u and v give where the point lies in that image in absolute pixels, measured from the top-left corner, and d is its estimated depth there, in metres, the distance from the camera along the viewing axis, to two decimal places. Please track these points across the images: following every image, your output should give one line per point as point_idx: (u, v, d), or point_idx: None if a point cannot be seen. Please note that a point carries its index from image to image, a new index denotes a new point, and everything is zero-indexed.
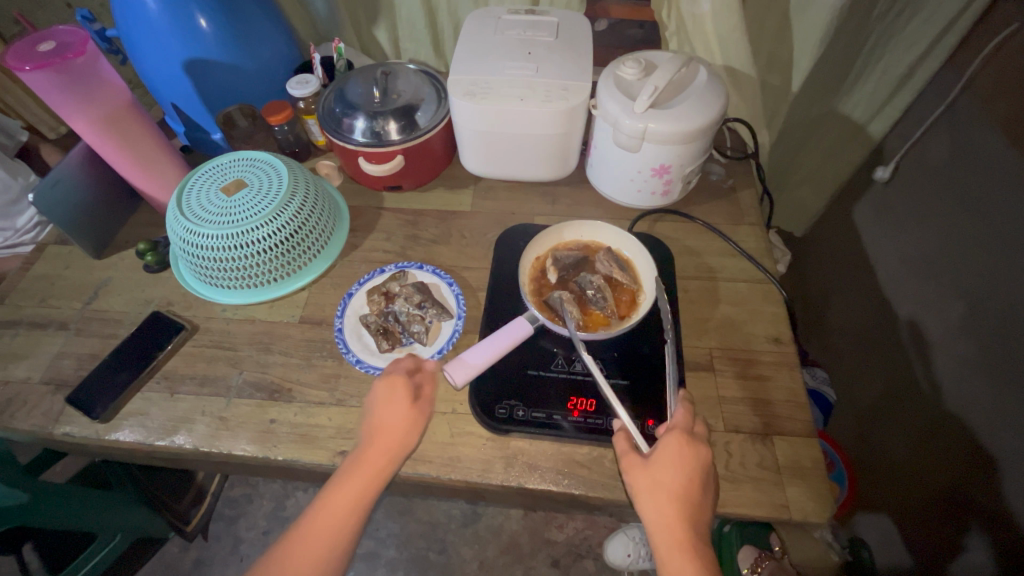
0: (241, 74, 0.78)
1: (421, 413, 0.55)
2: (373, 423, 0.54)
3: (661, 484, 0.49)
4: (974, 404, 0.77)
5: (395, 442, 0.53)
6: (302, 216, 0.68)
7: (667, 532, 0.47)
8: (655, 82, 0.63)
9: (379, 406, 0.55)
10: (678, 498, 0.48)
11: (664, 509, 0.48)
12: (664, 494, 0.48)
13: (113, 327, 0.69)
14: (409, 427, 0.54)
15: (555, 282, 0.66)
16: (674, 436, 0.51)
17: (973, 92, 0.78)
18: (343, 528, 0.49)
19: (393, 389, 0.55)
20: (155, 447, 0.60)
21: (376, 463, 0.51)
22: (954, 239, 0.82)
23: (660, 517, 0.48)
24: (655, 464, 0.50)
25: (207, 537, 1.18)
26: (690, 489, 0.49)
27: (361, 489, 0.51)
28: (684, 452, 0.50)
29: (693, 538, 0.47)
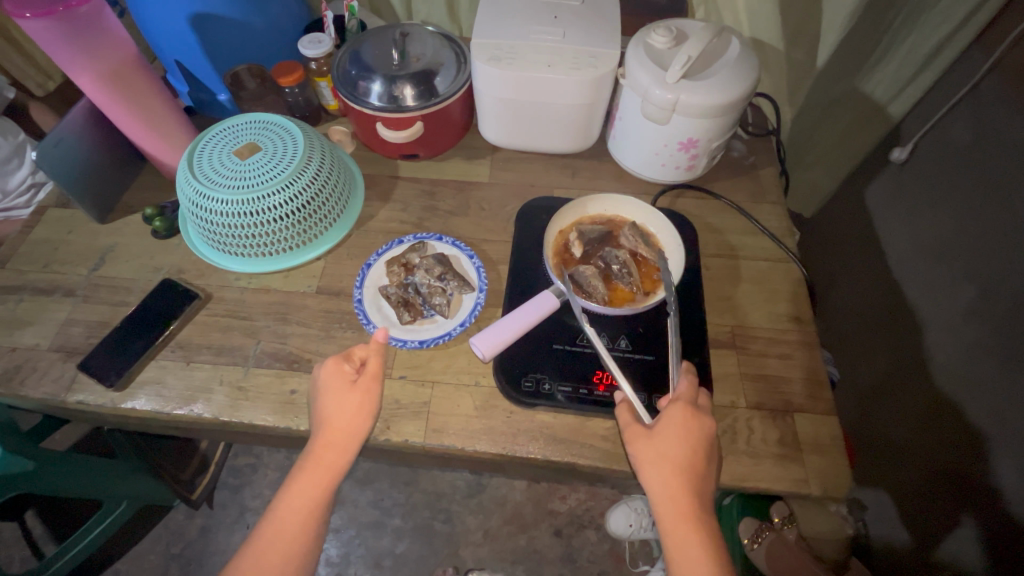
0: (251, 32, 0.75)
1: (370, 397, 0.54)
2: (321, 415, 0.53)
3: (666, 456, 0.49)
4: (979, 385, 0.79)
5: (345, 435, 0.53)
6: (319, 183, 0.65)
7: (668, 499, 0.48)
8: (688, 51, 0.61)
9: (323, 397, 0.54)
10: (683, 469, 0.49)
11: (669, 480, 0.49)
12: (668, 465, 0.49)
13: (123, 294, 0.67)
14: (356, 415, 0.53)
15: (579, 257, 0.65)
16: (679, 408, 0.51)
17: (999, 75, 0.77)
18: (307, 526, 0.51)
19: (335, 376, 0.55)
20: (172, 416, 0.59)
21: (332, 457, 0.52)
22: (968, 223, 0.82)
23: (664, 487, 0.49)
24: (660, 436, 0.50)
25: (212, 505, 1.19)
26: (694, 460, 0.49)
27: (322, 486, 0.51)
28: (689, 424, 0.51)
29: (695, 506, 0.48)
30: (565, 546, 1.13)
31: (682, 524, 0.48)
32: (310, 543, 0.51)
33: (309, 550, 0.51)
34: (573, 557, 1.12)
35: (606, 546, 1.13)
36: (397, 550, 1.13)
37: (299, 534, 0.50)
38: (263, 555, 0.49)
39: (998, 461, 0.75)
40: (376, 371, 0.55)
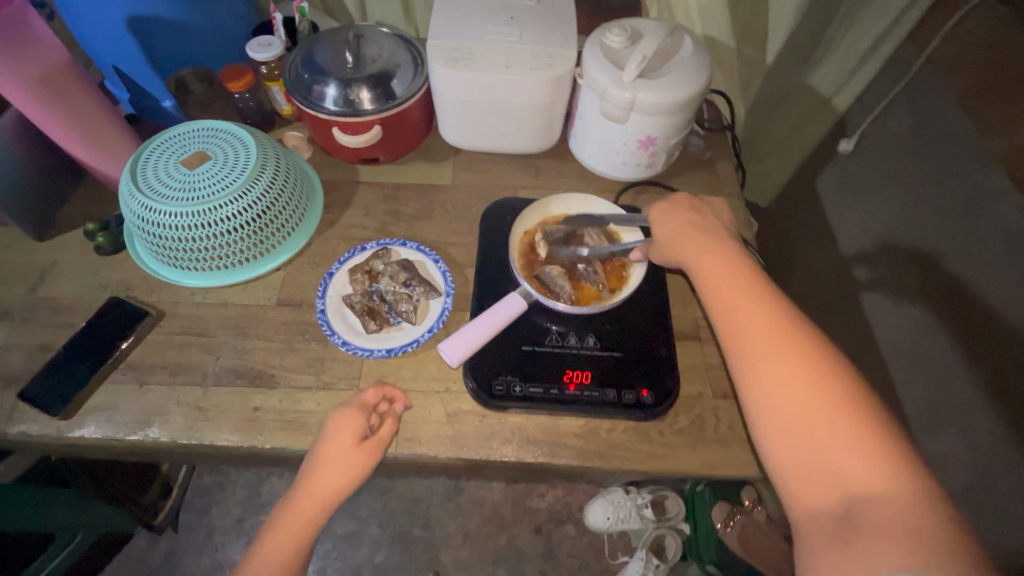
0: (194, 35, 0.72)
1: (365, 461, 0.52)
2: (315, 464, 0.52)
3: (682, 235, 0.55)
4: (926, 362, 0.83)
5: (329, 491, 0.51)
6: (275, 191, 0.63)
7: (702, 261, 0.53)
8: (643, 50, 0.62)
9: (324, 444, 0.53)
10: (703, 240, 0.54)
11: (688, 245, 0.54)
12: (693, 237, 0.55)
13: (66, 315, 0.63)
14: (346, 475, 0.51)
15: (545, 257, 0.66)
16: (684, 201, 0.59)
17: (932, 69, 0.82)
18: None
19: (346, 428, 0.53)
20: (126, 443, 0.56)
21: (306, 510, 0.50)
22: (909, 209, 0.87)
23: (687, 245, 0.54)
24: (672, 219, 0.57)
25: (178, 528, 1.14)
26: (707, 231, 0.55)
27: (293, 538, 0.50)
28: (696, 214, 0.57)
29: (727, 253, 0.52)
30: (545, 542, 1.14)
31: (719, 269, 0.51)
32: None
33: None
34: (554, 553, 1.13)
35: (585, 540, 1.14)
36: (376, 560, 1.11)
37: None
38: None
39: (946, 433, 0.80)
40: (384, 437, 0.54)
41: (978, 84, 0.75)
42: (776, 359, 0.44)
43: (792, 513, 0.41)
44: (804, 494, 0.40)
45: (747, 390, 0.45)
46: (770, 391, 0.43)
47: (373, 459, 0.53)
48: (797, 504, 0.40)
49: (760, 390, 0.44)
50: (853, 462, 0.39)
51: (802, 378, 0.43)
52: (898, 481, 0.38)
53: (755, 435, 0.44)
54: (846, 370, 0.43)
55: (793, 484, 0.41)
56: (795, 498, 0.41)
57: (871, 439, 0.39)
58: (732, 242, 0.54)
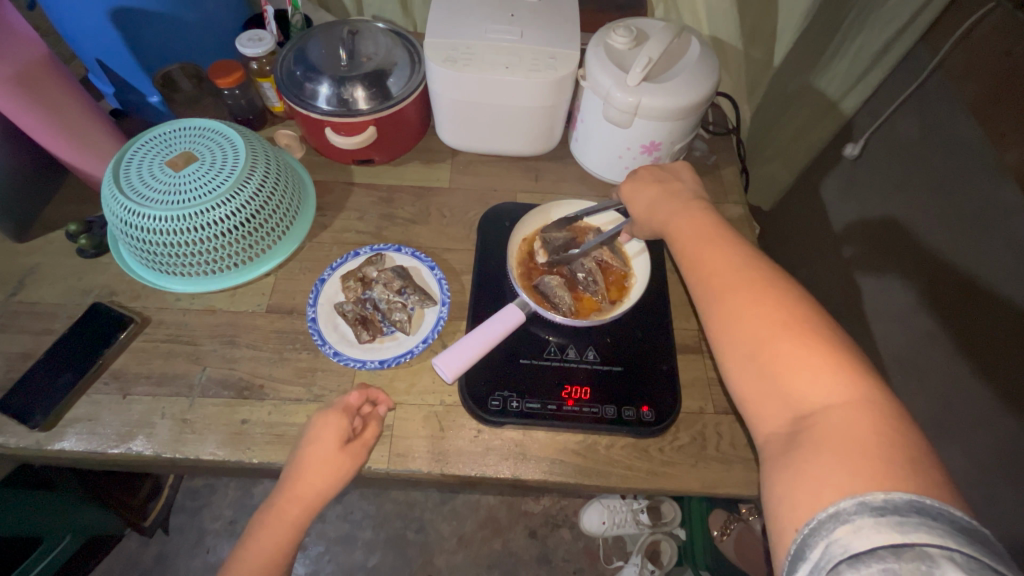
0: (182, 28, 0.69)
1: (348, 464, 0.50)
2: (298, 466, 0.50)
3: (649, 198, 0.57)
4: (927, 373, 0.82)
5: (313, 493, 0.49)
6: (265, 193, 0.61)
7: (674, 214, 0.54)
8: (649, 53, 0.60)
9: (307, 446, 0.51)
10: (665, 199, 0.56)
11: (656, 208, 0.56)
12: (662, 194, 0.57)
13: (47, 322, 0.61)
14: (330, 477, 0.50)
15: (544, 265, 0.64)
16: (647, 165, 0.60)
17: (944, 74, 0.80)
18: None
19: (329, 430, 0.51)
20: (108, 456, 0.54)
21: (288, 515, 0.48)
22: (916, 217, 0.85)
23: (655, 209, 0.56)
24: (642, 182, 0.59)
25: (168, 530, 1.12)
26: (675, 191, 0.57)
27: (275, 544, 0.48)
28: (660, 174, 0.59)
29: (695, 205, 0.54)
30: (541, 547, 1.13)
31: (687, 217, 0.53)
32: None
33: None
34: (549, 558, 1.12)
35: (581, 544, 1.14)
36: (369, 563, 1.10)
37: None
38: None
39: (947, 446, 0.79)
40: (369, 438, 0.53)
41: (991, 91, 0.73)
42: (737, 294, 0.45)
43: (757, 437, 0.42)
44: (764, 420, 0.41)
45: (710, 326, 0.46)
46: (730, 323, 0.44)
47: (356, 462, 0.51)
48: (760, 426, 0.42)
49: (722, 323, 0.45)
50: (809, 380, 0.40)
51: (762, 308, 0.44)
52: (851, 392, 0.38)
53: (720, 366, 0.45)
54: (798, 304, 0.43)
55: (752, 407, 0.42)
56: (758, 422, 0.42)
57: (828, 357, 0.40)
58: (701, 198, 0.56)
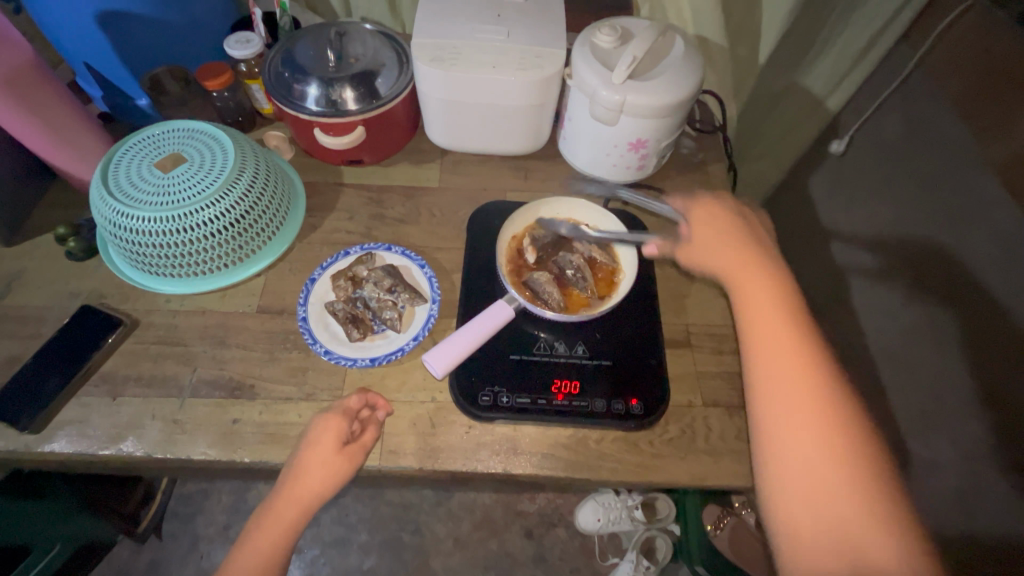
0: (169, 32, 0.69)
1: (346, 466, 0.51)
2: (296, 467, 0.50)
3: (718, 246, 0.53)
4: (913, 365, 0.83)
5: (309, 494, 0.49)
6: (255, 194, 0.61)
7: (737, 273, 0.50)
8: (634, 51, 0.61)
9: (305, 448, 0.51)
10: (735, 250, 0.52)
11: (723, 254, 0.52)
12: (727, 245, 0.52)
13: (35, 326, 0.61)
14: (327, 478, 0.50)
15: (533, 262, 0.64)
16: (714, 207, 0.55)
17: (925, 71, 0.81)
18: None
19: (327, 432, 0.52)
20: (98, 458, 0.54)
21: (285, 515, 0.49)
22: (901, 212, 0.86)
23: (723, 255, 0.52)
24: (705, 227, 0.54)
25: (162, 537, 1.12)
26: (749, 246, 0.52)
27: (273, 543, 0.48)
28: (730, 221, 0.54)
29: (771, 277, 0.50)
30: (537, 547, 1.13)
31: (761, 285, 0.49)
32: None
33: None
34: (545, 557, 1.12)
35: (576, 543, 1.14)
36: (365, 566, 1.09)
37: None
38: None
39: (934, 438, 0.79)
40: (367, 441, 0.53)
41: (970, 87, 0.74)
42: (800, 398, 0.44)
43: (769, 522, 0.44)
44: (811, 563, 0.40)
45: (755, 406, 0.46)
46: (779, 419, 0.44)
47: (355, 464, 0.51)
48: (775, 514, 0.43)
49: (774, 408, 0.44)
50: (841, 502, 0.41)
51: (816, 417, 0.43)
52: (879, 535, 0.39)
53: (755, 450, 0.45)
54: (856, 420, 0.42)
55: (778, 495, 0.43)
56: (774, 509, 0.43)
57: (865, 490, 0.41)
58: (779, 262, 0.51)
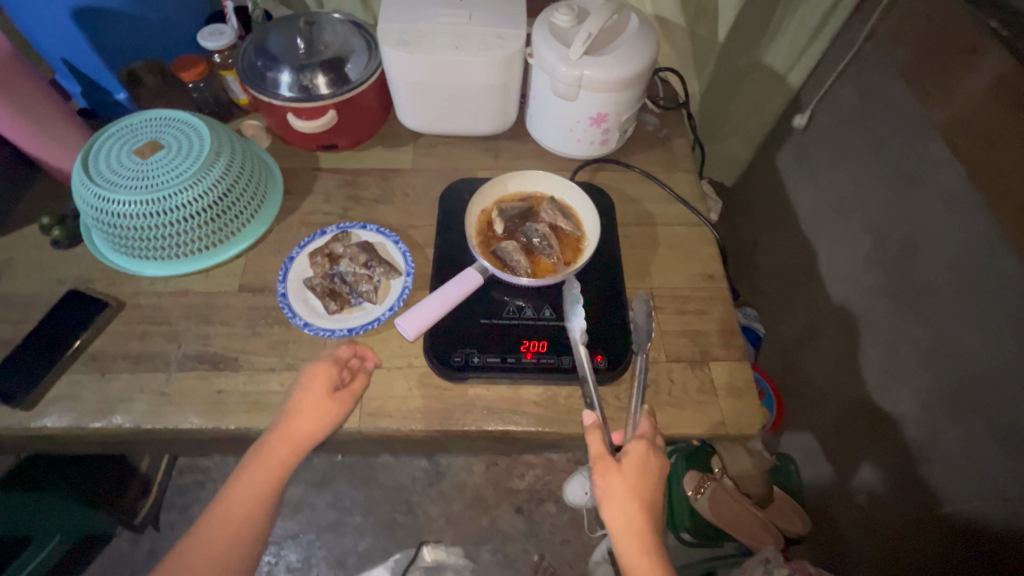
0: (145, 28, 0.72)
1: (338, 409, 0.55)
2: (291, 410, 0.54)
3: (631, 492, 0.50)
4: (875, 324, 0.86)
5: (302, 433, 0.53)
6: (231, 177, 0.63)
7: (633, 542, 0.49)
8: (589, 28, 0.64)
9: (299, 392, 0.55)
10: (644, 502, 0.50)
11: (633, 515, 0.49)
12: (633, 500, 0.50)
13: (24, 310, 0.63)
14: (320, 420, 0.54)
15: (501, 233, 0.67)
16: (641, 446, 0.52)
17: (875, 43, 0.84)
18: (251, 515, 0.52)
19: (319, 378, 0.56)
20: (90, 430, 0.57)
21: (280, 452, 0.53)
22: (860, 179, 0.89)
23: (627, 523, 0.49)
24: (628, 469, 0.50)
25: (159, 527, 1.14)
26: (652, 493, 0.51)
27: (268, 478, 0.52)
28: (650, 463, 0.51)
29: (653, 501, 0.50)
30: (527, 521, 1.16)
31: (648, 544, 0.49)
32: (251, 532, 0.52)
33: (246, 542, 0.51)
34: (536, 532, 1.15)
35: (566, 517, 1.17)
36: (360, 547, 1.12)
37: (242, 522, 0.51)
38: (209, 538, 0.51)
39: (895, 393, 0.82)
40: (356, 389, 0.57)
41: (914, 55, 0.77)
42: None
43: None
44: None
45: None
46: None
47: (345, 407, 0.56)
48: None
49: None
50: None
51: None
52: None
53: None
54: None
55: None
56: None
57: None
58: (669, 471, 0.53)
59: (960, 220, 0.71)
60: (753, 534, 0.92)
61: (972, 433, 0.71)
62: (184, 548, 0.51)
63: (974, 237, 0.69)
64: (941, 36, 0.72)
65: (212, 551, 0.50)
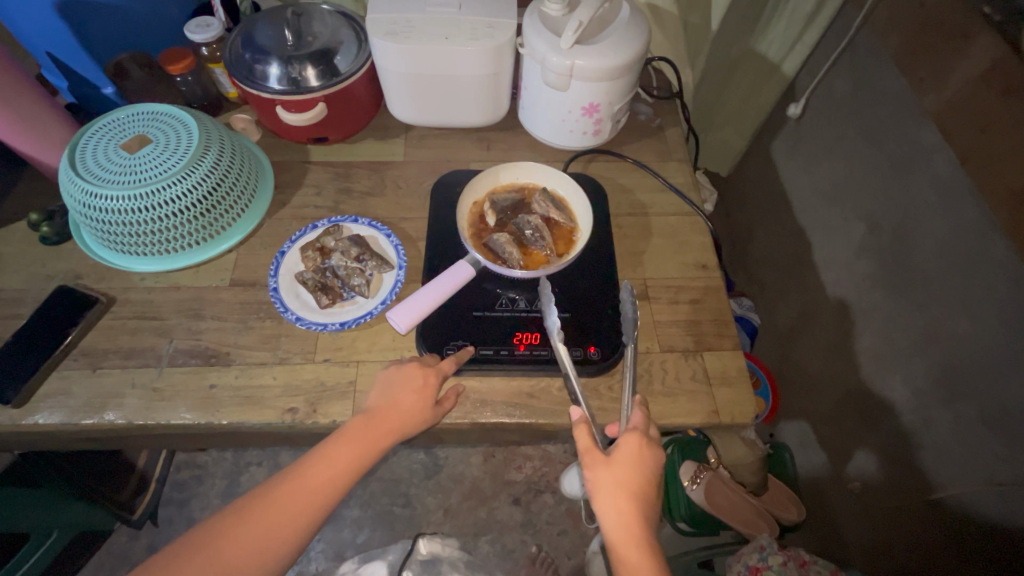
0: (131, 19, 0.71)
1: (432, 415, 0.55)
2: (394, 398, 0.55)
3: (621, 484, 0.50)
4: (869, 313, 0.86)
5: (399, 424, 0.53)
6: (220, 172, 0.63)
7: (624, 535, 0.49)
8: (580, 16, 0.63)
9: (406, 383, 0.55)
10: (635, 495, 0.50)
11: (624, 508, 0.49)
12: (624, 492, 0.49)
13: (13, 307, 0.63)
14: (419, 419, 0.54)
15: (493, 225, 0.67)
16: (633, 437, 0.51)
17: (869, 29, 0.84)
18: (317, 502, 0.49)
19: (430, 375, 0.56)
20: (82, 427, 0.56)
21: (370, 441, 0.52)
22: (853, 167, 0.89)
23: (618, 515, 0.49)
24: (617, 462, 0.50)
25: (158, 522, 1.14)
26: (645, 486, 0.50)
27: (347, 467, 0.51)
28: (643, 454, 0.51)
29: (645, 493, 0.50)
30: (525, 512, 1.17)
31: (639, 537, 0.49)
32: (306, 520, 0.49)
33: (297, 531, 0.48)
34: (533, 522, 1.16)
35: (563, 507, 1.18)
36: (359, 540, 1.13)
37: (304, 507, 0.49)
38: (281, 503, 0.48)
39: (888, 381, 0.83)
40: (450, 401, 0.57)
41: (907, 41, 0.77)
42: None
43: None
44: None
45: None
46: None
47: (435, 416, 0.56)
48: None
49: None
50: None
51: None
52: None
53: None
54: None
55: None
56: None
57: None
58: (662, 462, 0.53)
59: (952, 206, 0.71)
60: (749, 522, 0.93)
61: (964, 419, 0.71)
62: (258, 506, 0.48)
63: (966, 223, 0.69)
64: (934, 21, 0.71)
65: (280, 520, 0.48)
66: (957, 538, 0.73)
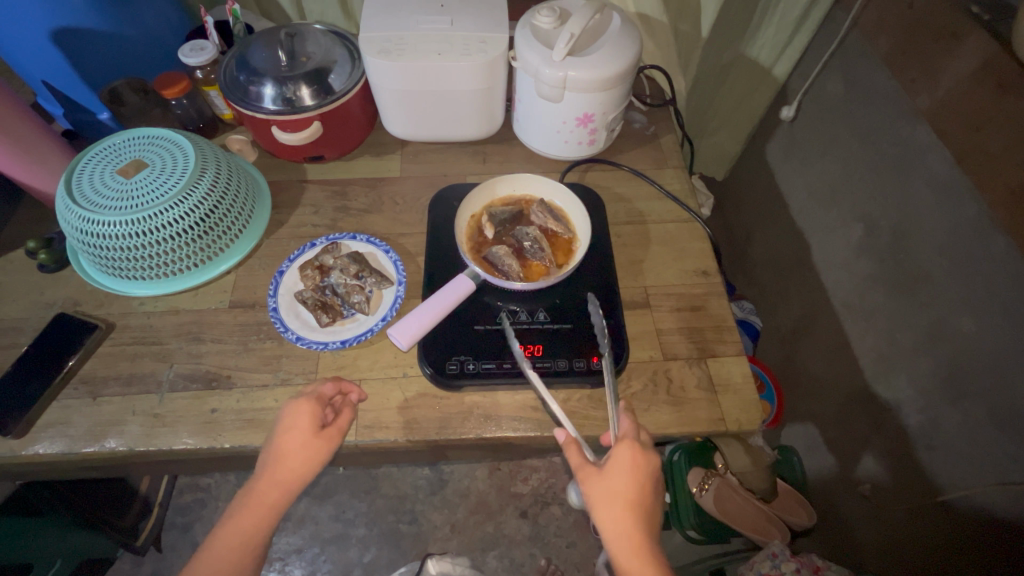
0: (126, 46, 0.72)
1: (326, 448, 0.52)
2: (275, 450, 0.51)
3: (617, 495, 0.48)
4: (871, 313, 0.86)
5: (289, 474, 0.50)
6: (217, 193, 0.63)
7: (624, 544, 0.47)
8: (571, 29, 0.63)
9: (281, 434, 0.51)
10: (632, 503, 0.48)
11: (621, 517, 0.48)
12: (619, 501, 0.48)
13: (12, 336, 0.62)
14: (308, 463, 0.51)
15: (492, 238, 0.67)
16: (626, 445, 0.50)
17: (858, 32, 0.85)
18: (237, 566, 0.48)
19: (305, 417, 0.52)
20: (82, 456, 0.56)
21: (266, 500, 0.50)
22: (849, 168, 0.89)
23: (616, 525, 0.48)
24: (610, 473, 0.49)
25: (162, 548, 1.12)
26: (642, 494, 0.49)
27: (255, 523, 0.49)
28: (637, 462, 0.50)
29: (642, 501, 0.49)
30: (532, 525, 1.16)
31: (640, 547, 0.47)
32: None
33: None
34: (542, 535, 1.15)
35: (571, 519, 1.16)
36: (365, 559, 1.11)
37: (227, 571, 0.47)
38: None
39: (893, 380, 0.82)
40: (342, 424, 0.53)
41: (896, 42, 0.77)
42: None
43: None
44: None
45: None
46: None
47: (332, 445, 0.52)
48: None
49: None
50: None
51: None
52: None
53: None
54: None
55: None
56: None
57: None
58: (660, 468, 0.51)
59: (949, 204, 0.71)
60: (760, 528, 0.92)
61: (972, 418, 0.70)
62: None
63: (966, 221, 0.69)
64: (923, 21, 0.71)
65: None
66: (973, 538, 0.72)
